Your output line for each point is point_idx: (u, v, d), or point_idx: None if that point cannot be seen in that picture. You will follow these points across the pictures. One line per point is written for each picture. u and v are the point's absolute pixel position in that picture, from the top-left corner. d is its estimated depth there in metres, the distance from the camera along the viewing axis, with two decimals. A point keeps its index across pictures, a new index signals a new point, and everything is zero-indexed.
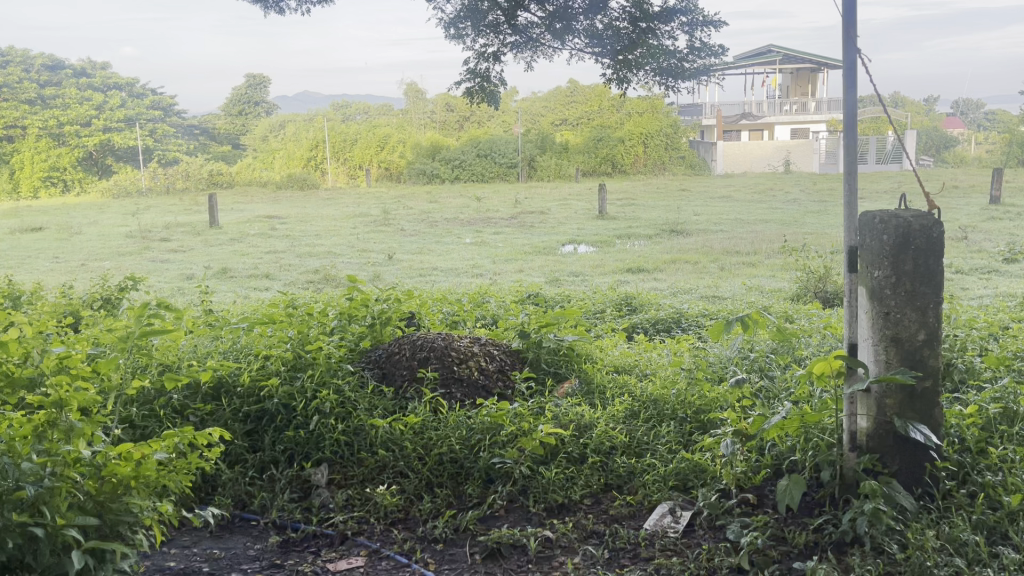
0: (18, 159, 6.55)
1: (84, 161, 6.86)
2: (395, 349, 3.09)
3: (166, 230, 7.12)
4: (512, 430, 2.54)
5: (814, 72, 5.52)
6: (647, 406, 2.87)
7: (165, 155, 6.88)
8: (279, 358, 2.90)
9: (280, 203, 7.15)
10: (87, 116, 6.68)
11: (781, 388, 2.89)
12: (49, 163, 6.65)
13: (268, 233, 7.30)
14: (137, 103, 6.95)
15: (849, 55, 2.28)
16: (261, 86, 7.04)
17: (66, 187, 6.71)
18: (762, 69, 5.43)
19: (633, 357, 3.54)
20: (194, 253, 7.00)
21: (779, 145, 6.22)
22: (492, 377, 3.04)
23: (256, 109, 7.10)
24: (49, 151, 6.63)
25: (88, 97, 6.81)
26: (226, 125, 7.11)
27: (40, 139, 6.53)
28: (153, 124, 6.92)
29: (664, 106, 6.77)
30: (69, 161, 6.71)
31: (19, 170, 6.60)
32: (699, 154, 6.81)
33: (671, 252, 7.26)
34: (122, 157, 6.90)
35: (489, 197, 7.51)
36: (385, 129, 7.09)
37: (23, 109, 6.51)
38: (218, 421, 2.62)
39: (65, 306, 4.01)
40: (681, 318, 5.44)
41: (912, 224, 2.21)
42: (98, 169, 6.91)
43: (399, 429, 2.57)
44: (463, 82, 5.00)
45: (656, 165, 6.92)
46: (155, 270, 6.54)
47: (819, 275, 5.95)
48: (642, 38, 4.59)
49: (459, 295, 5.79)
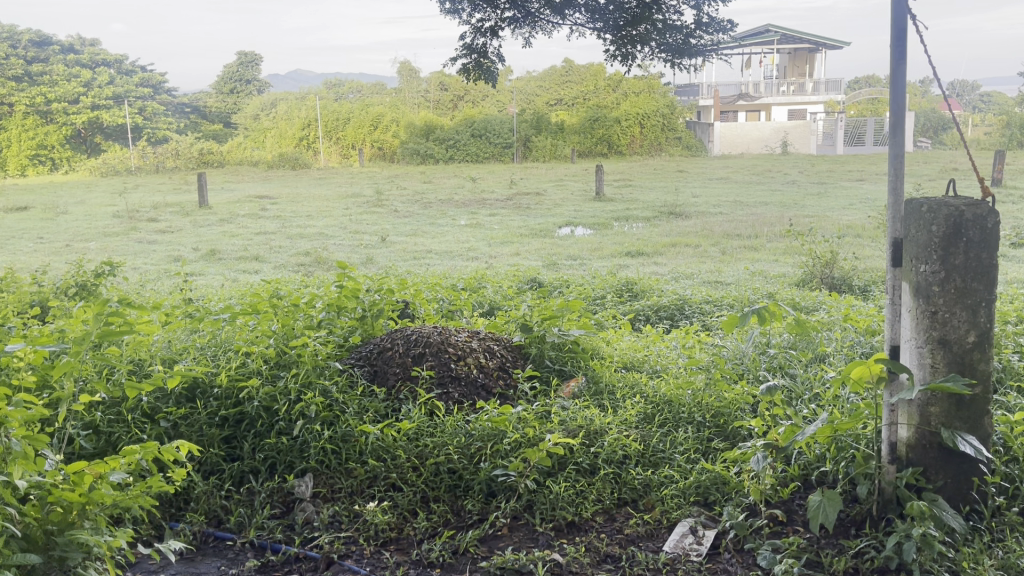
0: (5, 137, 6.18)
1: (72, 139, 6.50)
2: (388, 345, 2.86)
3: (154, 210, 6.91)
4: (516, 438, 2.31)
5: (811, 52, 5.67)
6: (661, 409, 2.66)
7: (154, 133, 6.57)
8: (261, 356, 2.68)
9: (270, 181, 7.09)
10: (76, 93, 6.30)
11: (806, 389, 2.71)
12: (38, 141, 6.30)
13: (258, 213, 7.29)
14: (124, 81, 6.76)
15: (898, 23, 2.06)
16: (253, 64, 6.81)
17: (55, 166, 6.34)
18: (762, 48, 5.40)
19: (641, 352, 3.33)
20: (185, 232, 6.70)
21: (776, 126, 6.33)
22: (493, 376, 2.81)
23: (248, 88, 6.80)
24: (36, 128, 6.26)
25: (76, 75, 6.47)
26: (216, 103, 6.77)
27: (28, 117, 6.17)
28: (142, 102, 6.64)
29: (659, 88, 7.21)
30: (57, 138, 6.35)
31: (5, 149, 6.23)
32: (697, 135, 7.14)
33: (671, 234, 7.07)
34: (111, 135, 6.61)
35: (483, 177, 7.68)
36: (378, 108, 6.73)
37: (9, 86, 6.12)
38: (193, 428, 2.38)
39: (34, 297, 3.81)
40: (685, 304, 5.22)
41: (965, 214, 1.97)
42: (87, 148, 6.57)
43: (391, 437, 2.35)
44: (460, 59, 4.76)
45: (653, 145, 7.41)
46: (141, 252, 6.32)
47: (827, 261, 5.77)
48: (646, 12, 4.40)
49: (454, 281, 5.53)
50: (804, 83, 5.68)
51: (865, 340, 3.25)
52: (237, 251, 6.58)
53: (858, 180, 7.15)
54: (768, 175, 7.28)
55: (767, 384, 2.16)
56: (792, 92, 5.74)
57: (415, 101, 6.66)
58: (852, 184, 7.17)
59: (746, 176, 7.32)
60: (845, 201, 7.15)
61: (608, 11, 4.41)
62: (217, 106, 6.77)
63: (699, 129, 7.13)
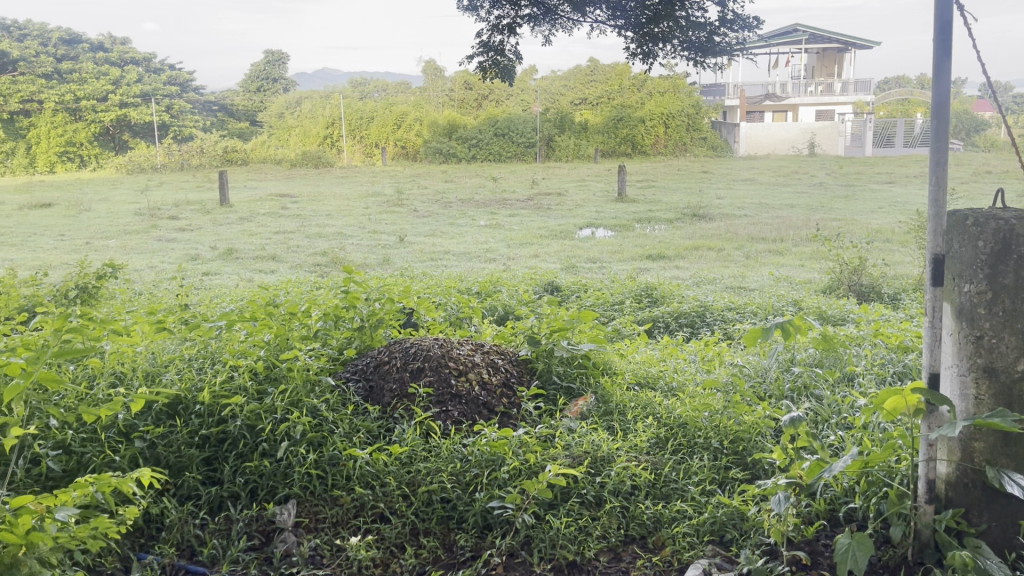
0: (34, 134, 6.29)
1: (101, 136, 6.65)
2: (385, 358, 2.70)
3: (176, 207, 6.75)
4: (515, 465, 2.13)
5: (841, 52, 5.42)
6: (675, 432, 2.47)
7: (182, 131, 6.76)
8: (249, 369, 2.52)
9: (292, 180, 7.18)
10: (104, 91, 6.44)
11: (833, 411, 2.53)
12: (66, 138, 6.41)
13: (278, 212, 6.98)
14: (153, 78, 6.88)
15: (943, 14, 1.86)
16: (280, 62, 7.17)
17: (84, 163, 6.49)
18: (789, 49, 5.15)
19: (656, 367, 3.14)
20: (204, 231, 6.60)
21: (804, 125, 6.50)
22: (495, 393, 2.63)
23: (275, 86, 7.23)
24: (65, 126, 6.36)
25: (105, 72, 6.66)
26: (244, 101, 7.15)
27: (57, 114, 6.25)
28: (169, 100, 6.74)
29: (683, 87, 7.33)
30: (85, 135, 6.44)
31: (35, 144, 6.35)
32: (722, 137, 7.23)
33: (693, 237, 6.85)
34: (139, 132, 6.72)
35: (505, 176, 7.48)
36: (401, 107, 7.30)
37: (38, 84, 6.22)
38: (171, 449, 2.21)
39: (29, 301, 3.72)
40: (705, 311, 5.01)
41: (1017, 227, 1.76)
42: (115, 145, 6.71)
43: (382, 462, 2.18)
44: (476, 57, 4.61)
45: (679, 147, 7.36)
46: (158, 250, 6.28)
47: (855, 267, 5.54)
48: (668, 10, 4.30)
49: (469, 284, 5.36)
50: (832, 84, 5.51)
51: (898, 358, 3.02)
52: (254, 250, 6.49)
53: (888, 182, 6.88)
54: (794, 177, 7.05)
55: (792, 414, 1.90)
56: (820, 92, 5.59)
57: (439, 100, 7.23)
58: (880, 187, 6.95)
59: (771, 178, 7.09)
60: (872, 205, 6.90)
61: (630, 9, 4.34)
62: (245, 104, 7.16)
63: (727, 129, 7.19)
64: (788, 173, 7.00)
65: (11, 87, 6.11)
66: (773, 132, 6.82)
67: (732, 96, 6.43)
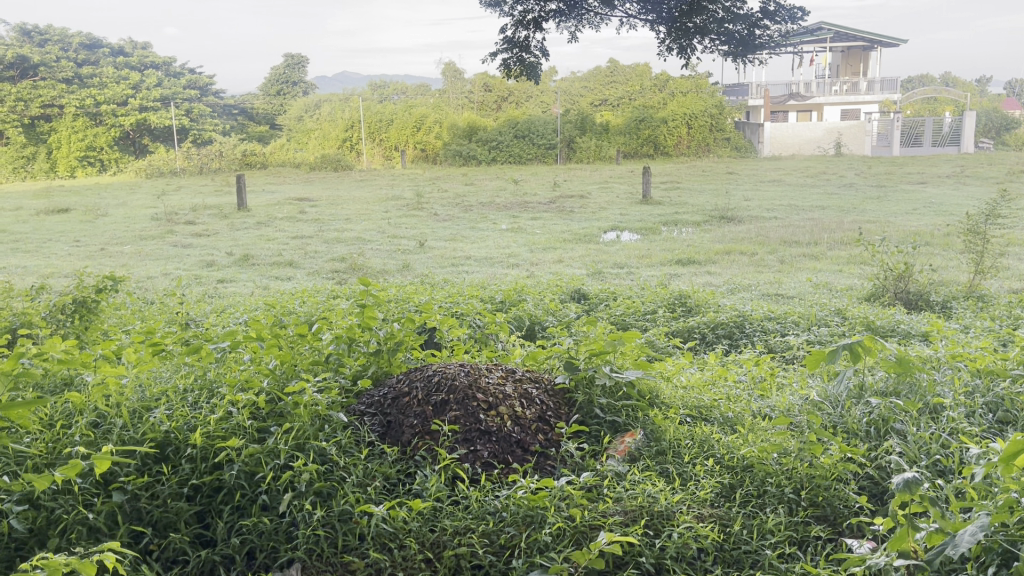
0: (56, 138, 6.69)
1: (121, 142, 7.09)
2: (405, 389, 2.37)
3: (193, 211, 7.60)
4: (558, 524, 1.82)
5: (866, 51, 5.44)
6: (740, 478, 2.14)
7: (201, 133, 7.34)
8: (249, 405, 2.20)
9: (313, 180, 9.14)
10: (124, 95, 6.87)
11: (919, 451, 2.20)
12: (87, 143, 6.87)
13: (300, 211, 7.95)
14: (174, 83, 7.37)
15: None
16: (298, 67, 7.91)
17: (104, 167, 7.01)
18: (814, 48, 5.11)
19: (707, 394, 2.78)
20: (219, 236, 6.86)
21: (830, 125, 6.95)
22: (530, 429, 2.29)
23: (292, 88, 8.01)
24: (86, 131, 6.83)
25: (124, 77, 7.04)
26: (263, 105, 8.04)
27: (78, 118, 6.70)
28: (189, 105, 7.29)
29: (707, 88, 8.11)
30: (106, 140, 6.92)
31: (57, 150, 6.74)
32: (744, 138, 8.26)
33: (723, 241, 6.58)
34: (158, 137, 7.28)
35: (525, 178, 9.09)
36: (422, 108, 9.26)
37: (59, 88, 6.60)
38: (155, 502, 1.90)
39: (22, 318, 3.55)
40: (744, 321, 4.62)
41: None
42: (135, 149, 7.23)
43: (402, 519, 1.86)
44: (501, 54, 4.71)
45: (702, 147, 8.48)
46: (175, 256, 6.25)
47: (900, 273, 5.11)
48: (700, 5, 4.59)
49: (492, 292, 5.04)
50: (857, 82, 5.44)
51: (985, 387, 2.62)
52: (271, 255, 6.27)
53: (919, 182, 7.17)
54: (822, 178, 7.63)
55: (904, 475, 1.53)
56: (844, 91, 5.47)
57: (462, 101, 8.34)
58: (914, 188, 7.20)
59: (799, 179, 7.79)
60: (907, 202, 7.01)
61: (662, 4, 4.64)
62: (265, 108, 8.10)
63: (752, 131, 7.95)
64: (815, 173, 7.60)
65: (32, 92, 6.48)
66: (800, 133, 7.49)
67: (756, 96, 6.12)
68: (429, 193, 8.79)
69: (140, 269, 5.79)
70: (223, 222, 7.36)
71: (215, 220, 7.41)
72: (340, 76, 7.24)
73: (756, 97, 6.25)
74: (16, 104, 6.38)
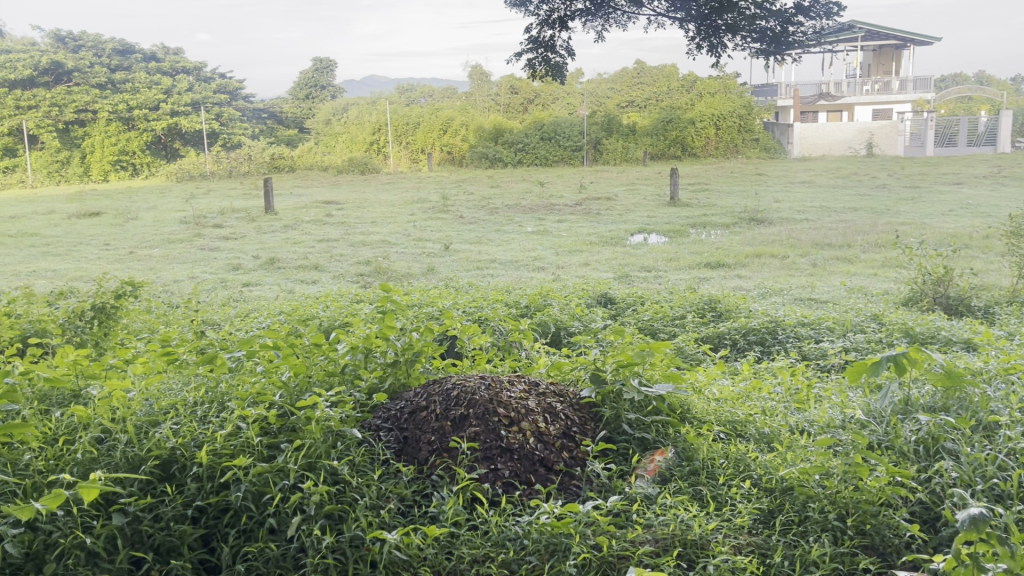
0: (89, 142, 6.88)
1: (153, 145, 7.38)
2: (423, 403, 2.26)
3: (221, 216, 7.56)
4: (584, 555, 1.70)
5: (898, 49, 5.25)
6: (781, 503, 2.00)
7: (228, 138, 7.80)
8: (259, 420, 2.09)
9: (341, 186, 9.25)
10: (157, 100, 7.08)
11: (974, 472, 2.04)
12: (120, 148, 7.12)
13: (326, 215, 7.90)
14: (203, 87, 7.70)
15: None
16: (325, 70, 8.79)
17: (136, 171, 7.34)
18: (845, 47, 4.92)
19: (742, 408, 2.64)
20: (247, 239, 6.82)
21: (861, 125, 6.81)
22: (555, 447, 2.16)
23: (322, 91, 9.12)
24: (119, 136, 7.05)
25: (156, 82, 7.29)
26: (292, 108, 8.99)
27: (111, 124, 6.89)
28: (218, 108, 7.76)
29: (733, 89, 8.00)
30: (137, 145, 7.21)
31: (91, 154, 6.93)
32: (775, 139, 7.98)
33: (753, 244, 6.43)
34: (189, 142, 7.62)
35: (551, 182, 9.13)
36: (444, 111, 9.95)
37: (93, 93, 6.77)
38: (158, 526, 1.80)
39: (50, 323, 3.53)
40: (776, 326, 4.45)
41: None
42: (166, 152, 7.51)
43: (417, 548, 1.75)
44: (525, 54, 4.61)
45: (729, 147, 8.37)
46: (202, 259, 6.21)
47: (938, 276, 4.89)
48: (730, 1, 4.46)
49: (517, 296, 4.91)
50: (889, 82, 5.25)
51: None
52: (297, 259, 6.22)
53: (955, 183, 6.93)
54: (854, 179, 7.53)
55: (972, 511, 1.42)
56: (876, 90, 5.29)
57: (487, 100, 8.42)
58: (949, 188, 6.94)
59: (831, 180, 7.69)
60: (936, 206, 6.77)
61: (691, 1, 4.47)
62: (294, 112, 9.05)
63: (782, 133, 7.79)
64: (847, 173, 7.40)
65: (67, 97, 6.64)
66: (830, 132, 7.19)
67: (784, 97, 6.03)
68: (454, 196, 8.70)
69: (166, 273, 5.74)
70: (249, 225, 7.33)
71: (241, 223, 7.37)
72: (369, 79, 7.13)
73: (784, 97, 6.14)
74: (53, 108, 6.52)
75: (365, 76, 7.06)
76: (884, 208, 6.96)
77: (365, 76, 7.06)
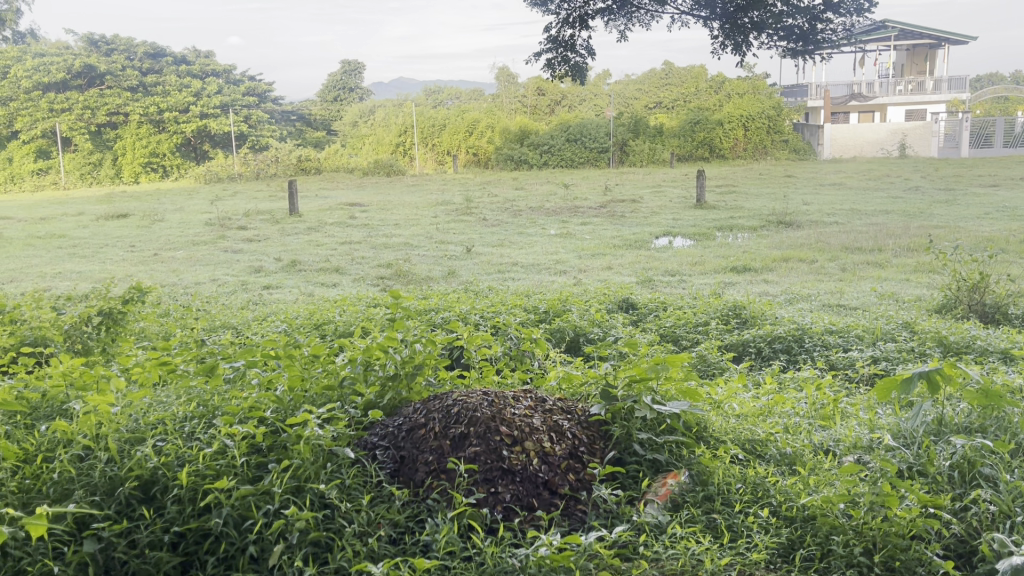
0: (121, 142, 8.77)
1: (184, 151, 9.50)
2: (422, 420, 2.13)
3: (245, 217, 7.56)
4: None
5: (933, 48, 5.02)
6: (801, 533, 1.86)
7: (257, 141, 9.85)
8: (247, 438, 1.98)
9: (363, 187, 9.19)
10: (187, 106, 8.97)
11: (1015, 500, 1.87)
12: (151, 150, 9.11)
13: (349, 217, 7.82)
14: (232, 91, 9.49)
15: None
16: (354, 72, 10.73)
17: (169, 171, 9.26)
18: (876, 46, 4.69)
19: (761, 424, 2.49)
20: (271, 241, 6.77)
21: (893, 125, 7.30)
22: (560, 469, 2.03)
23: (348, 93, 10.81)
24: (150, 139, 9.01)
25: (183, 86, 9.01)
26: (320, 110, 10.93)
27: (139, 127, 8.78)
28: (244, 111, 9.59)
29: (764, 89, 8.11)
30: (167, 148, 9.24)
31: (123, 155, 8.91)
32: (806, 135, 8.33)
33: (781, 248, 6.26)
34: (217, 144, 9.86)
35: (577, 184, 9.05)
36: (472, 119, 10.88)
37: (124, 99, 8.46)
38: (131, 552, 1.70)
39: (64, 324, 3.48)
40: (804, 334, 4.26)
41: None
42: (197, 153, 9.61)
43: None
44: (544, 54, 4.47)
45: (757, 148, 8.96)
46: (224, 261, 6.16)
47: (974, 283, 4.66)
48: None
49: (535, 300, 4.79)
50: (923, 81, 5.04)
51: None
52: (317, 261, 6.15)
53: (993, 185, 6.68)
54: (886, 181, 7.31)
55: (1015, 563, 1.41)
56: (910, 91, 5.07)
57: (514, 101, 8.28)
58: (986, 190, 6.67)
59: (860, 181, 7.84)
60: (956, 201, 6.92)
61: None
62: (321, 113, 10.93)
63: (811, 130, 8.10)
64: (880, 175, 7.74)
65: (99, 101, 8.29)
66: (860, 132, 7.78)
67: (815, 98, 5.80)
68: (478, 198, 8.60)
69: (188, 274, 5.69)
70: (273, 227, 7.28)
71: (264, 225, 7.33)
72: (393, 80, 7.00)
73: (815, 98, 5.91)
74: (85, 111, 8.22)
75: (391, 78, 6.95)
76: (917, 211, 6.72)
77: (391, 78, 6.96)
